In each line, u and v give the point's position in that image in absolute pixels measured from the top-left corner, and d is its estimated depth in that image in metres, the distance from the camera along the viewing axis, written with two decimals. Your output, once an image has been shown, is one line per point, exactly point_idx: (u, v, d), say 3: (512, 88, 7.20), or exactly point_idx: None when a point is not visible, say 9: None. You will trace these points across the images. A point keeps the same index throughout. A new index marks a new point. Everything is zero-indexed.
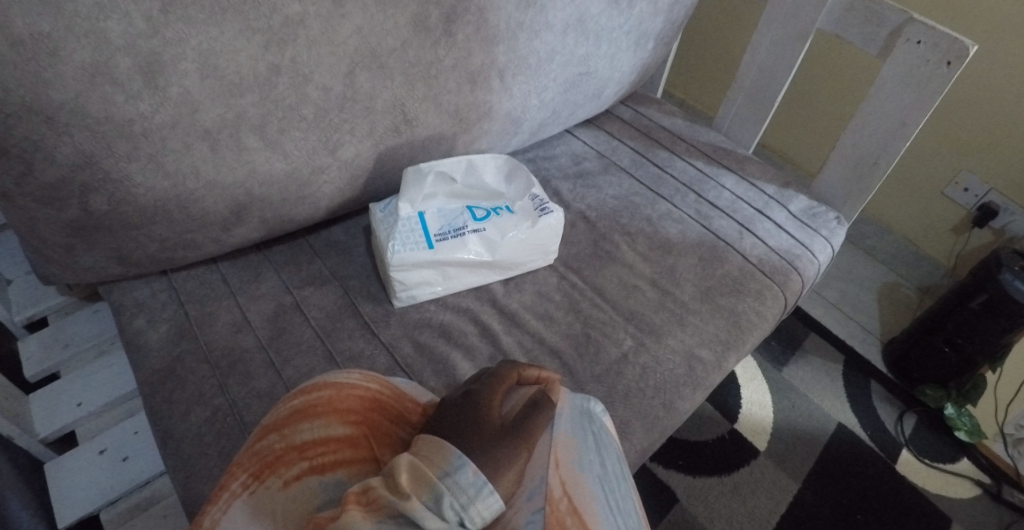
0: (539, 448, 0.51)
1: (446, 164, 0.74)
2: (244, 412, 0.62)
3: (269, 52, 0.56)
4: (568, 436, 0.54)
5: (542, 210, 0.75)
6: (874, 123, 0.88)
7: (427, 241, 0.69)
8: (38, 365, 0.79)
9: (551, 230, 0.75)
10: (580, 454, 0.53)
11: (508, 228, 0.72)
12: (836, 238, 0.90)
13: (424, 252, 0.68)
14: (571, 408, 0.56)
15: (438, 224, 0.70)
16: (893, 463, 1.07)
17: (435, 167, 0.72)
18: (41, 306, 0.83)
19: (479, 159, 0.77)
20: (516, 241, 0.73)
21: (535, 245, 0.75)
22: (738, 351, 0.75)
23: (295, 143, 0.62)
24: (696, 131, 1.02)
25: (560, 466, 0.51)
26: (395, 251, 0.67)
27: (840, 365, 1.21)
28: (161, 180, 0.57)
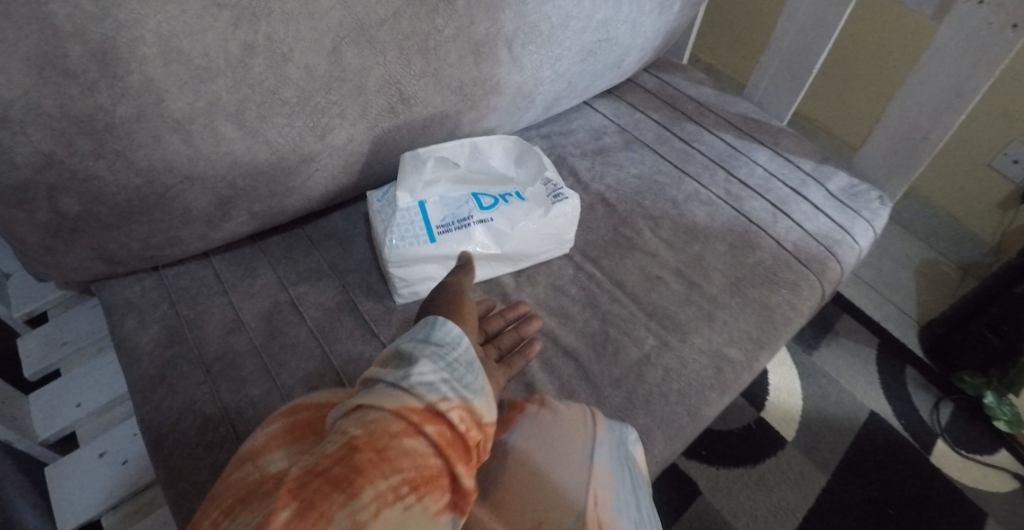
0: (576, 483, 0.47)
1: (449, 148, 0.67)
2: (238, 421, 0.59)
3: (239, 31, 0.50)
4: (607, 469, 0.48)
5: (556, 197, 0.67)
6: (925, 91, 0.79)
7: (429, 235, 0.63)
8: (38, 363, 0.76)
9: (567, 219, 0.68)
10: (620, 497, 0.47)
11: (518, 217, 0.66)
12: (879, 220, 0.82)
13: (426, 247, 0.62)
14: (611, 437, 0.51)
15: (441, 214, 0.65)
16: (928, 455, 1.01)
17: (436, 152, 0.66)
18: (39, 302, 0.80)
19: (486, 141, 0.70)
20: (527, 232, 0.66)
21: (549, 235, 0.68)
22: (771, 349, 0.69)
23: (278, 130, 0.56)
24: (726, 100, 0.93)
25: (599, 505, 0.46)
26: (393, 246, 0.62)
27: (874, 348, 1.14)
28: (133, 177, 0.52)
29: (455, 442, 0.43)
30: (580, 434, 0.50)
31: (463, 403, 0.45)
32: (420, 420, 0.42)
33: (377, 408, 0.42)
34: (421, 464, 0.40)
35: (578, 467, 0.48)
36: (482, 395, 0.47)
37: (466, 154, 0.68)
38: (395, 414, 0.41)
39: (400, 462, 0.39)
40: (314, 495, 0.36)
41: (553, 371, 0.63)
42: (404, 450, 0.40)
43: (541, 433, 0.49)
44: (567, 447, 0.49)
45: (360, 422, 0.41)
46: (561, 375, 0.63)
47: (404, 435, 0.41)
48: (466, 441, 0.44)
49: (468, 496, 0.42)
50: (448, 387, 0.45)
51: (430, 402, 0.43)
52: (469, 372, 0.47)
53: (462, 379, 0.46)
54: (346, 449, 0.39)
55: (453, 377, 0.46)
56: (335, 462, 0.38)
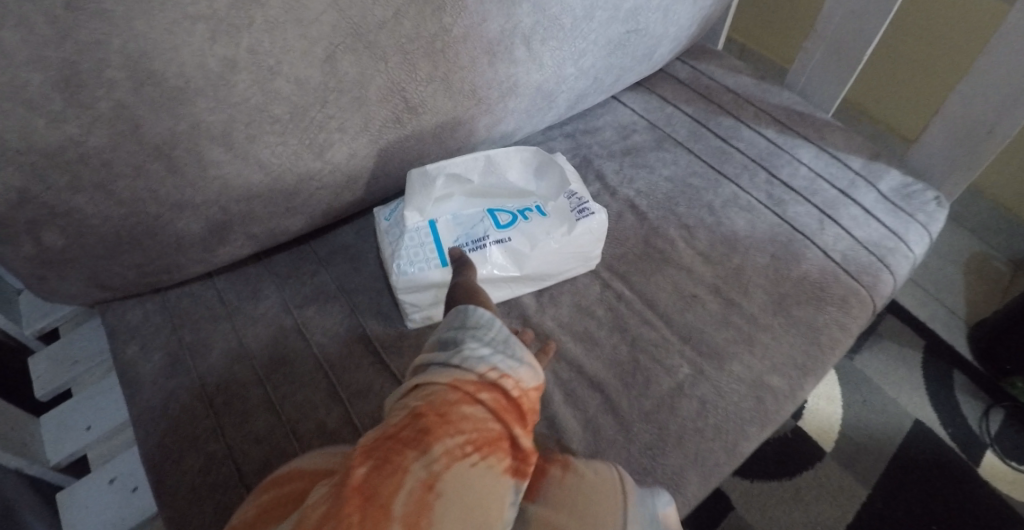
0: None
1: (461, 163, 0.63)
2: (241, 460, 0.55)
3: (217, 44, 0.44)
4: None
5: (580, 212, 0.63)
6: (994, 79, 0.70)
7: (439, 258, 0.59)
8: (48, 384, 0.74)
9: (592, 235, 0.63)
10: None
11: (539, 235, 0.61)
12: (936, 224, 0.74)
13: (436, 272, 0.59)
14: (643, 510, 0.46)
15: (453, 234, 0.61)
16: (976, 468, 0.95)
17: (447, 167, 0.62)
18: (49, 319, 0.77)
19: (502, 152, 0.65)
20: (549, 251, 0.62)
21: (573, 253, 0.63)
22: (817, 375, 0.63)
23: (271, 150, 0.51)
24: (766, 90, 0.85)
25: None
26: (403, 271, 0.59)
27: (920, 351, 1.07)
28: (116, 208, 0.48)
29: (509, 409, 0.46)
30: (610, 499, 0.45)
31: (513, 373, 0.47)
32: (475, 388, 0.45)
33: (434, 381, 0.45)
34: (482, 427, 0.43)
35: None
36: (529, 366, 0.49)
37: (480, 169, 0.64)
38: (451, 384, 0.44)
39: (462, 424, 0.42)
40: (388, 454, 0.40)
41: (578, 405, 0.58)
42: (464, 416, 0.43)
43: (567, 499, 0.45)
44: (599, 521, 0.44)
45: (420, 394, 0.44)
46: (587, 409, 0.58)
47: (462, 403, 0.44)
48: (520, 407, 0.47)
49: (528, 455, 0.44)
50: (498, 359, 0.47)
51: (482, 373, 0.46)
52: (515, 345, 0.49)
53: (509, 352, 0.48)
54: (411, 416, 0.42)
55: (501, 350, 0.48)
56: (403, 427, 0.42)
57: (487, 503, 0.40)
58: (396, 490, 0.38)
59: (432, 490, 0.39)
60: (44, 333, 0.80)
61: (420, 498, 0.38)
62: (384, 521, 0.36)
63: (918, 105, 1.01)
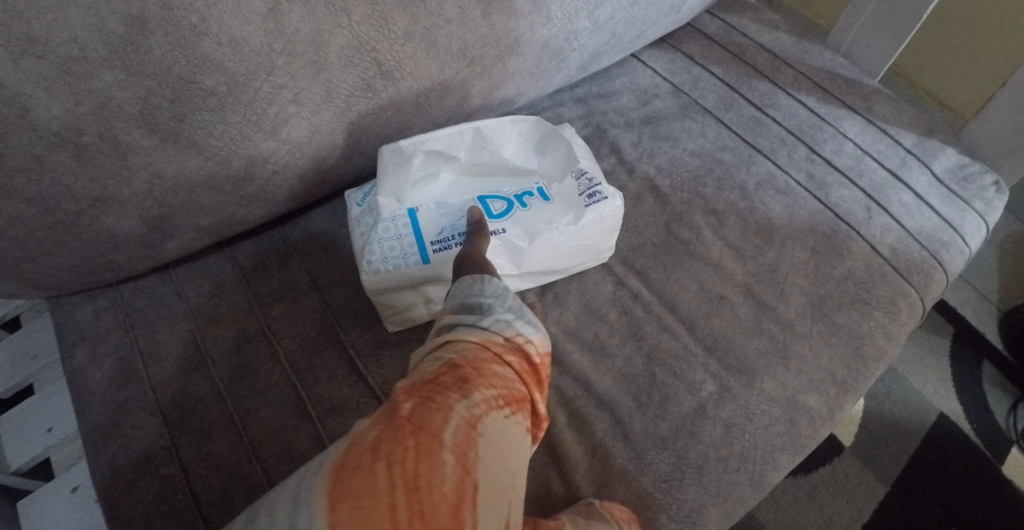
0: None
1: (444, 137, 0.52)
2: (198, 488, 0.48)
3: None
4: None
5: (590, 198, 0.54)
6: None
7: (420, 252, 0.51)
8: (7, 381, 0.67)
9: (604, 224, 0.54)
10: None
11: (540, 225, 0.52)
12: (994, 213, 0.64)
13: (416, 269, 0.51)
14: None
15: (437, 225, 0.52)
16: (1001, 466, 0.89)
17: (427, 143, 0.51)
18: (10, 306, 0.70)
19: (494, 122, 0.54)
20: (552, 244, 0.53)
21: (581, 246, 0.54)
22: (857, 392, 0.55)
23: (208, 129, 0.41)
24: (808, 50, 0.73)
25: None
26: (376, 270, 0.50)
27: (947, 338, 0.99)
28: (24, 206, 0.39)
29: (534, 373, 0.42)
30: None
31: (536, 338, 0.43)
32: (504, 350, 0.40)
33: (464, 338, 0.40)
34: (513, 388, 0.39)
35: None
36: (544, 336, 0.45)
37: (467, 143, 0.53)
38: (482, 343, 0.40)
39: (496, 381, 0.38)
40: (430, 392, 0.36)
41: (584, 429, 0.51)
42: (496, 375, 0.38)
43: None
44: None
45: (451, 347, 0.39)
46: (594, 433, 0.50)
47: (492, 362, 0.39)
48: (540, 374, 0.43)
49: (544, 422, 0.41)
50: (520, 325, 0.43)
51: (509, 336, 0.41)
52: (529, 312, 0.45)
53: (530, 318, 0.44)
54: (447, 365, 0.38)
55: (522, 314, 0.44)
56: (441, 372, 0.37)
57: (519, 454, 0.37)
58: (444, 425, 0.34)
59: (478, 430, 0.35)
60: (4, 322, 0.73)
61: (467, 435, 0.34)
62: (437, 450, 0.33)
63: (973, 68, 0.89)
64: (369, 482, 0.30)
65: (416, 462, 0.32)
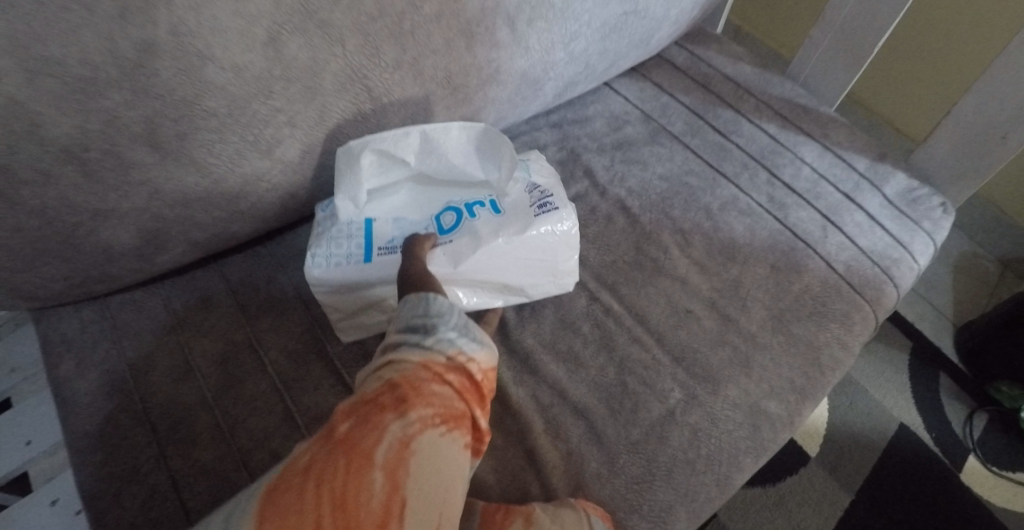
0: None
1: (391, 136, 0.53)
2: (186, 495, 0.49)
3: (130, 24, 0.36)
4: None
5: (540, 209, 0.56)
6: (1017, 75, 0.64)
7: (364, 253, 0.54)
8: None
9: (554, 237, 0.55)
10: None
11: (489, 233, 0.54)
12: (941, 232, 0.70)
13: (358, 268, 0.53)
14: None
15: (387, 233, 0.55)
16: (958, 473, 0.93)
17: (375, 142, 0.52)
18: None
19: (442, 127, 0.55)
20: (502, 253, 0.54)
21: (534, 262, 0.55)
22: (815, 399, 0.59)
23: (207, 148, 0.44)
24: (769, 80, 0.78)
25: None
26: (321, 269, 0.52)
27: (906, 353, 1.05)
28: (24, 217, 0.41)
29: (476, 388, 0.46)
30: None
31: (476, 357, 0.46)
32: (444, 369, 0.44)
33: (405, 359, 0.43)
34: (451, 405, 0.43)
35: None
36: (489, 349, 0.48)
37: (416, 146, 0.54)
38: (422, 363, 0.43)
39: (433, 400, 0.42)
40: (368, 413, 0.40)
41: (560, 435, 0.53)
42: (433, 394, 0.42)
43: None
44: None
45: (394, 367, 0.43)
46: (570, 439, 0.53)
47: (433, 381, 0.43)
48: (482, 388, 0.46)
49: (485, 435, 0.45)
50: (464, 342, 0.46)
51: (451, 355, 0.45)
52: (475, 327, 0.48)
53: (475, 334, 0.47)
54: (387, 384, 0.42)
55: (469, 329, 0.47)
56: (381, 392, 0.41)
57: (455, 467, 0.41)
58: (377, 443, 0.38)
59: (410, 448, 0.39)
60: None
61: (398, 452, 0.38)
62: (367, 467, 0.37)
63: (925, 98, 0.95)
64: (300, 498, 0.35)
65: (345, 479, 0.36)
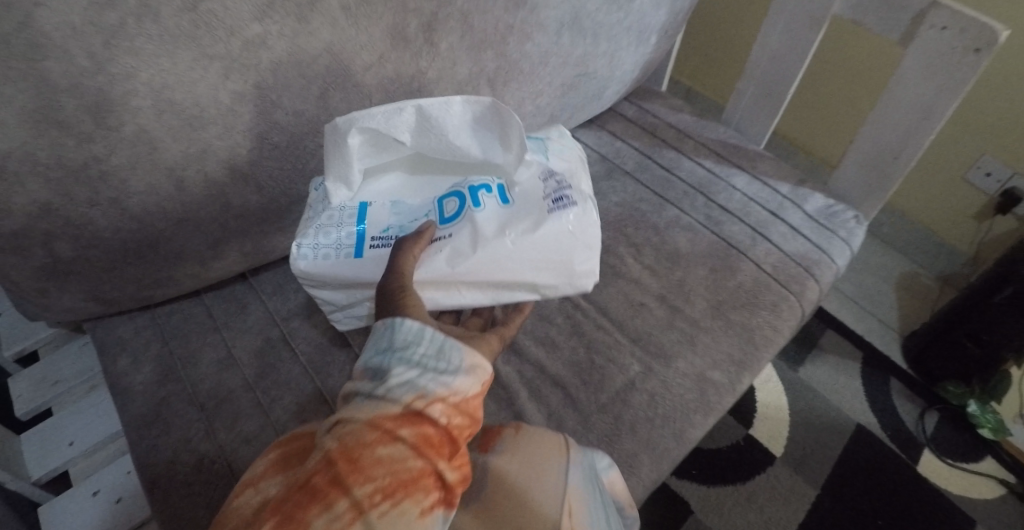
0: (549, 495, 0.47)
1: (381, 114, 0.58)
2: (233, 458, 0.60)
3: (229, 81, 0.51)
4: (580, 486, 0.49)
5: (556, 204, 0.61)
6: (897, 114, 0.82)
7: (357, 247, 0.61)
8: (28, 403, 0.76)
9: (564, 228, 0.60)
10: (593, 514, 0.48)
11: (490, 226, 0.60)
12: (855, 239, 0.85)
13: (350, 263, 0.60)
14: (579, 459, 0.51)
15: (382, 223, 0.63)
16: (915, 465, 1.05)
17: (361, 120, 0.57)
18: (26, 342, 0.79)
19: (441, 103, 0.60)
20: (513, 247, 0.59)
21: (545, 256, 0.60)
22: (753, 371, 0.71)
23: (268, 172, 0.59)
24: (705, 126, 0.96)
25: (573, 517, 0.47)
26: (313, 262, 0.60)
27: (857, 363, 1.18)
28: (127, 221, 0.54)
29: (435, 439, 0.46)
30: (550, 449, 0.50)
31: (437, 399, 0.48)
32: (394, 425, 0.45)
33: (356, 418, 0.45)
34: (401, 467, 0.43)
35: (552, 480, 0.48)
36: (463, 377, 0.50)
37: (412, 124, 0.60)
38: (369, 423, 0.44)
39: (374, 469, 0.42)
40: (295, 506, 0.40)
41: (541, 401, 0.65)
42: (379, 457, 0.43)
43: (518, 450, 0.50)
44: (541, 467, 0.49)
45: (340, 435, 0.44)
46: (549, 404, 0.64)
47: (379, 443, 0.43)
48: (442, 440, 0.46)
49: (449, 491, 0.44)
50: (426, 382, 0.48)
51: (405, 405, 0.46)
52: (444, 359, 0.51)
53: (436, 373, 0.49)
54: (325, 463, 0.42)
55: (430, 369, 0.49)
56: (316, 474, 0.41)
57: None
58: None
59: None
60: (20, 356, 0.82)
61: None
62: None
63: (822, 134, 1.26)
64: None
65: None
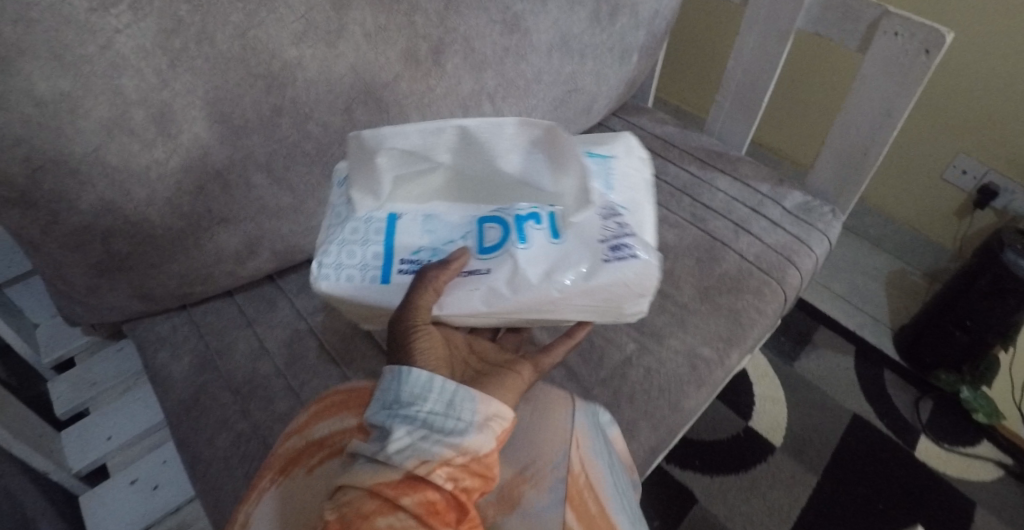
0: (560, 430, 0.57)
1: (420, 134, 0.60)
2: (266, 434, 0.66)
3: (270, 96, 0.60)
4: (585, 426, 0.58)
5: (611, 253, 0.58)
6: (862, 114, 0.90)
7: (383, 274, 0.60)
8: (69, 403, 0.83)
9: (616, 278, 0.58)
10: (596, 447, 0.57)
11: (536, 266, 0.57)
12: (832, 230, 0.92)
13: (375, 289, 0.59)
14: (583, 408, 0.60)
15: (413, 245, 0.61)
16: (913, 451, 1.08)
17: (395, 139, 0.59)
18: (65, 348, 0.86)
19: (492, 126, 0.60)
20: (560, 292, 0.57)
21: (592, 299, 0.59)
22: (741, 347, 0.77)
23: (299, 176, 0.67)
24: (688, 136, 1.05)
25: (580, 447, 0.56)
26: (335, 283, 0.60)
27: (850, 357, 1.23)
28: (177, 219, 0.62)
29: (442, 506, 0.41)
30: (559, 397, 0.60)
31: (445, 457, 0.43)
32: (395, 493, 0.40)
33: (355, 483, 0.40)
34: None
35: (562, 420, 0.58)
36: (476, 433, 0.46)
37: (453, 144, 0.61)
38: (369, 490, 0.39)
39: None
40: None
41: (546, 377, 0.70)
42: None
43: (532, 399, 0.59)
44: (554, 410, 0.58)
45: (339, 502, 0.40)
46: (554, 379, 0.70)
47: (378, 514, 0.38)
48: (453, 503, 0.42)
49: None
50: (433, 442, 0.43)
51: (410, 466, 0.41)
52: (456, 412, 0.46)
53: (445, 429, 0.45)
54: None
55: (437, 427, 0.45)
56: None
57: None
58: None
59: None
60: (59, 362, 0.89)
61: None
62: None
63: (796, 137, 1.38)
64: None
65: None
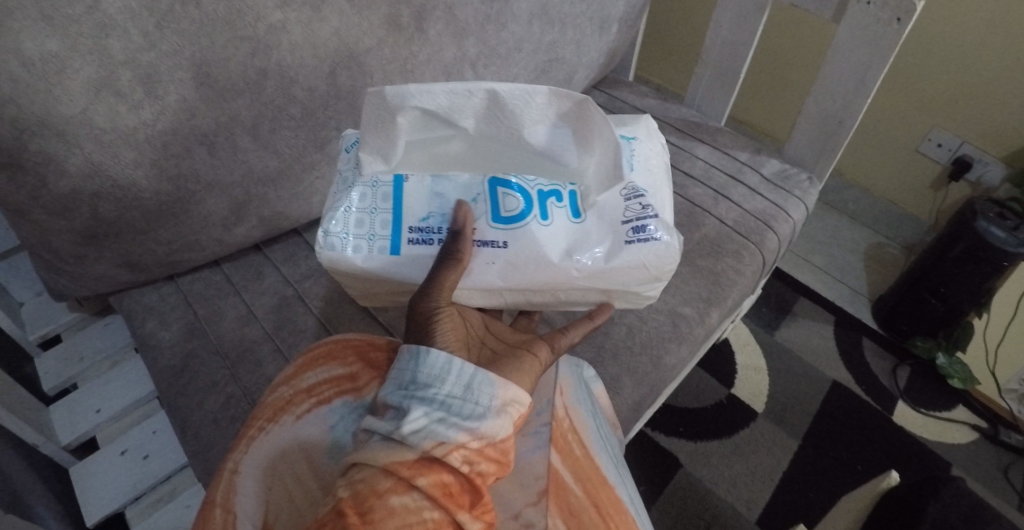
0: (545, 380, 0.59)
1: (447, 96, 0.59)
2: (257, 395, 0.67)
3: (256, 58, 0.61)
4: (568, 377, 0.61)
5: (633, 236, 0.61)
6: (836, 82, 0.92)
7: (393, 243, 0.61)
8: (57, 377, 0.83)
9: (635, 260, 0.61)
10: (578, 396, 0.60)
11: (557, 246, 0.60)
12: (809, 197, 0.94)
13: (386, 258, 0.61)
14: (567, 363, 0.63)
15: (423, 210, 0.62)
16: (890, 415, 1.12)
17: (420, 98, 0.58)
18: (53, 324, 0.85)
19: (522, 93, 0.60)
20: (580, 270, 0.61)
21: (607, 278, 0.62)
22: (721, 307, 0.79)
23: (285, 141, 0.68)
24: (668, 108, 1.06)
25: (564, 395, 0.59)
26: (344, 248, 0.61)
27: (830, 326, 1.25)
28: (165, 184, 0.62)
29: (456, 489, 0.41)
30: None
31: (462, 441, 0.43)
32: (409, 473, 0.40)
33: (369, 461, 0.40)
34: (416, 518, 0.38)
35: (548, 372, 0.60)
36: (493, 418, 0.46)
37: (479, 109, 0.61)
38: (383, 469, 0.40)
39: (388, 522, 0.37)
40: None
41: None
42: (391, 508, 0.38)
43: None
44: None
45: (353, 479, 0.40)
46: None
47: (392, 492, 0.39)
48: (467, 484, 0.42)
49: None
50: (450, 425, 0.43)
51: (426, 448, 0.41)
52: (473, 396, 0.47)
53: (462, 412, 0.45)
54: (333, 512, 0.38)
55: (454, 411, 0.45)
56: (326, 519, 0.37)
57: None
58: None
59: None
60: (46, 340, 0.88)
61: None
62: None
63: (775, 112, 1.41)
64: None
65: None
